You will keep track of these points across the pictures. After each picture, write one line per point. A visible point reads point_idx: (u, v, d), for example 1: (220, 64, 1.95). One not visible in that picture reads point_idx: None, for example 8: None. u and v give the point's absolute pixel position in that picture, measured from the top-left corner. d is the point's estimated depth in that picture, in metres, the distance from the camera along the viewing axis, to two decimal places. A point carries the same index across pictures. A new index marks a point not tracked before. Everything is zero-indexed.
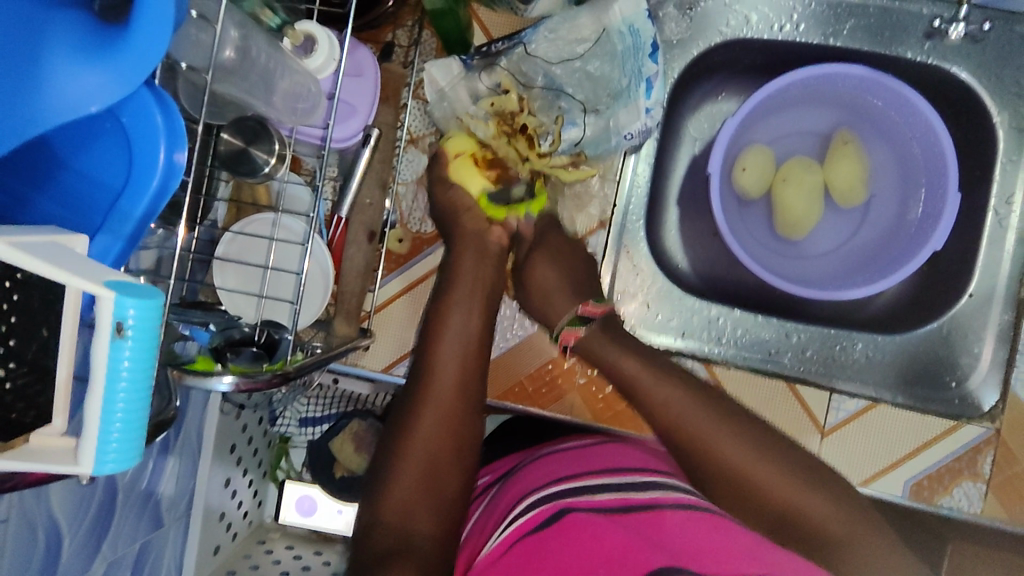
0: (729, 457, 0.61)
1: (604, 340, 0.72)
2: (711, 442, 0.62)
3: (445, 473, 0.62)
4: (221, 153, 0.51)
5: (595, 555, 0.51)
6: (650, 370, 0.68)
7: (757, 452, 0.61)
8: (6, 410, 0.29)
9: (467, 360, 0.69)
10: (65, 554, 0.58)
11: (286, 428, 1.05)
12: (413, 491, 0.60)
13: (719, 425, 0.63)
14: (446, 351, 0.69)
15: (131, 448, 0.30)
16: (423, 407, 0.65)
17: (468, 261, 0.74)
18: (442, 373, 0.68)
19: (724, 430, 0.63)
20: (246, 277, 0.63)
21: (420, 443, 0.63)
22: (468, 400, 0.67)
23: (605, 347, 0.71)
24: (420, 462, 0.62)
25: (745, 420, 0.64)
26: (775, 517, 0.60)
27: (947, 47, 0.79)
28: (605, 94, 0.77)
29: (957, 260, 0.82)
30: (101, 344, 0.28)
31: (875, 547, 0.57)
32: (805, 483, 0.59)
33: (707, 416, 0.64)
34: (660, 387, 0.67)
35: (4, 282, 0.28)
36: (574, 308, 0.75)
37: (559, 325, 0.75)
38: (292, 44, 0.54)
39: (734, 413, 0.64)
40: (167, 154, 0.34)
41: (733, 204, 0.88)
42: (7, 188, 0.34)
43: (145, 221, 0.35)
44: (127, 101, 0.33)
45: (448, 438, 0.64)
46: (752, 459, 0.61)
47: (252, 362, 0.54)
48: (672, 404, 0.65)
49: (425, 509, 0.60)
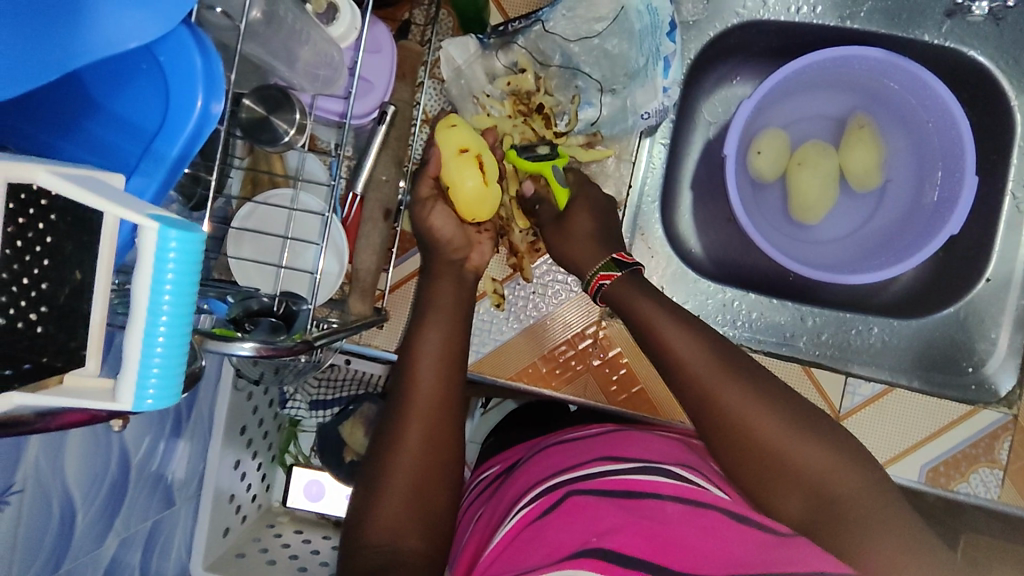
0: (763, 433, 0.58)
1: (642, 300, 0.67)
2: (747, 413, 0.58)
3: (435, 489, 0.61)
4: (243, 120, 0.50)
5: (591, 531, 0.51)
6: (687, 332, 0.64)
7: (791, 429, 0.58)
8: (37, 353, 0.28)
9: (448, 373, 0.65)
10: (78, 529, 0.57)
11: (295, 412, 1.03)
12: (399, 515, 0.58)
13: (755, 399, 0.59)
14: (427, 366, 0.65)
15: (172, 383, 0.30)
16: (408, 424, 0.62)
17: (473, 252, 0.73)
18: (423, 392, 0.63)
19: (759, 405, 0.59)
20: (262, 248, 0.62)
21: (405, 460, 0.60)
22: (449, 397, 0.64)
23: (642, 311, 0.66)
24: (408, 482, 0.59)
25: (781, 395, 0.61)
26: (803, 499, 0.57)
27: (966, 29, 0.78)
28: (622, 73, 0.77)
29: (974, 244, 0.82)
30: (143, 276, 0.28)
31: (903, 531, 0.54)
32: (838, 462, 0.57)
33: (740, 390, 0.60)
34: (703, 360, 0.61)
35: (38, 224, 0.28)
36: (609, 255, 0.73)
37: (594, 270, 0.72)
38: (315, 11, 0.53)
39: (771, 386, 0.61)
40: (204, 102, 0.34)
41: (749, 188, 0.88)
42: (30, 138, 0.34)
43: (179, 164, 0.34)
44: (165, 41, 0.33)
45: (435, 441, 0.62)
46: (786, 436, 0.58)
47: (269, 333, 0.52)
48: (700, 366, 0.61)
49: (412, 527, 0.58)
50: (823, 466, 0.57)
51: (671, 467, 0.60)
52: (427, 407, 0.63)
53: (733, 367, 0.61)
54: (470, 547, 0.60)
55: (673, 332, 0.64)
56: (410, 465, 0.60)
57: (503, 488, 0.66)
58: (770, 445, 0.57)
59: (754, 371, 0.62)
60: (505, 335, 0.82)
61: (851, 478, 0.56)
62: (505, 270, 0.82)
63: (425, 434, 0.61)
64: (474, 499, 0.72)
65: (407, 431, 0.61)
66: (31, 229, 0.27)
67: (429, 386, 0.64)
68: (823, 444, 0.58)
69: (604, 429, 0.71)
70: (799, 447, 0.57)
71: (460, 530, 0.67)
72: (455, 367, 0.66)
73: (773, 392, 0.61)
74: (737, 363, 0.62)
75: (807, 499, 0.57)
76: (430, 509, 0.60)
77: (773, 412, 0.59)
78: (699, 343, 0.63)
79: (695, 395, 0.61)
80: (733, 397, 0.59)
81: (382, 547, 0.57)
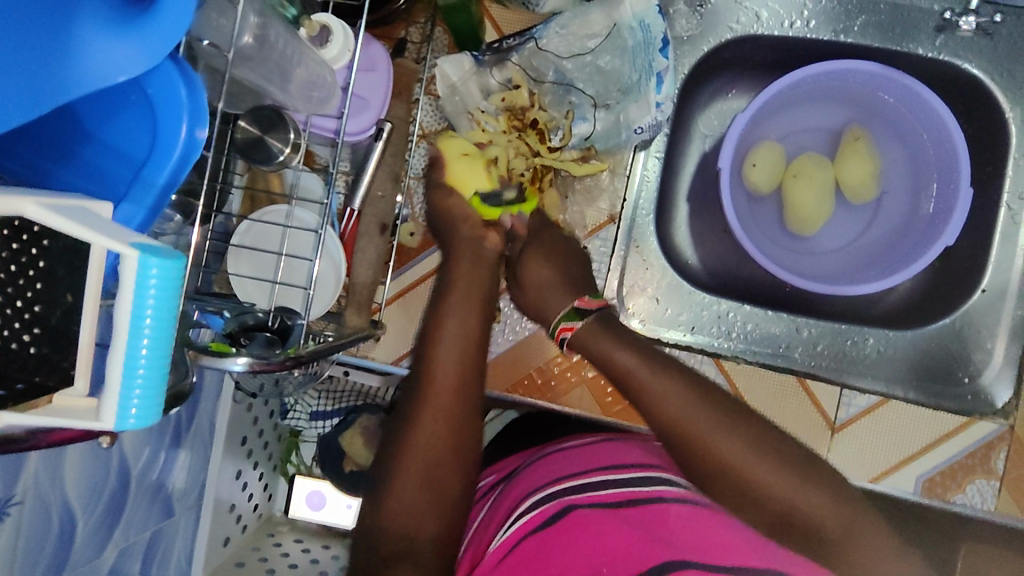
0: (738, 465, 0.57)
1: (614, 347, 0.67)
2: (743, 465, 0.57)
3: (447, 480, 0.61)
4: (239, 141, 0.52)
5: (600, 556, 0.52)
6: (662, 374, 0.64)
7: (790, 476, 0.57)
8: (30, 373, 0.30)
9: (466, 360, 0.66)
10: (78, 539, 0.59)
11: (296, 422, 1.05)
12: (410, 505, 0.59)
13: (726, 432, 0.59)
14: (444, 361, 0.65)
15: (154, 403, 0.31)
16: (420, 420, 0.62)
17: (459, 259, 0.72)
18: (438, 387, 0.64)
19: (733, 437, 0.59)
20: (260, 264, 0.64)
21: (415, 455, 0.60)
22: (467, 393, 0.64)
23: (620, 363, 0.66)
24: (419, 475, 0.60)
25: (756, 426, 0.60)
26: (782, 526, 0.56)
27: (958, 42, 0.79)
28: (616, 88, 0.78)
29: (969, 255, 0.82)
30: (124, 302, 0.29)
31: (898, 567, 0.54)
32: (827, 503, 0.56)
33: (714, 423, 0.60)
34: (695, 412, 0.60)
35: (30, 249, 0.29)
36: (569, 304, 0.72)
37: (557, 320, 0.73)
38: (308, 35, 0.55)
39: (762, 433, 0.60)
40: (189, 130, 0.35)
41: (744, 200, 0.88)
42: (31, 164, 0.35)
43: (166, 191, 0.36)
44: (153, 74, 0.34)
45: (448, 434, 0.62)
46: (762, 465, 0.57)
47: (264, 347, 0.54)
48: (692, 417, 0.60)
49: (430, 516, 0.59)
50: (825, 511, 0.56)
51: (663, 473, 0.62)
52: (441, 400, 0.63)
53: (724, 416, 0.60)
54: (468, 553, 0.62)
55: (658, 385, 0.63)
56: (417, 459, 0.60)
57: (503, 493, 0.67)
58: (770, 497, 0.56)
59: (729, 406, 0.61)
60: (502, 346, 0.83)
61: (829, 504, 0.56)
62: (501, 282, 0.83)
63: (437, 426, 0.62)
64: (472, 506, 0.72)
65: (423, 422, 0.62)
66: (24, 254, 0.29)
67: (443, 379, 0.64)
68: (822, 486, 0.57)
69: (598, 438, 0.71)
70: (799, 493, 0.56)
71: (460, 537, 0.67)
72: (475, 364, 0.67)
73: (768, 439, 0.59)
74: (729, 410, 0.61)
75: (786, 526, 0.56)
76: (446, 509, 0.60)
77: (769, 461, 0.57)
78: (686, 389, 0.63)
79: (685, 448, 0.60)
80: (726, 448, 0.58)
81: (398, 538, 0.58)
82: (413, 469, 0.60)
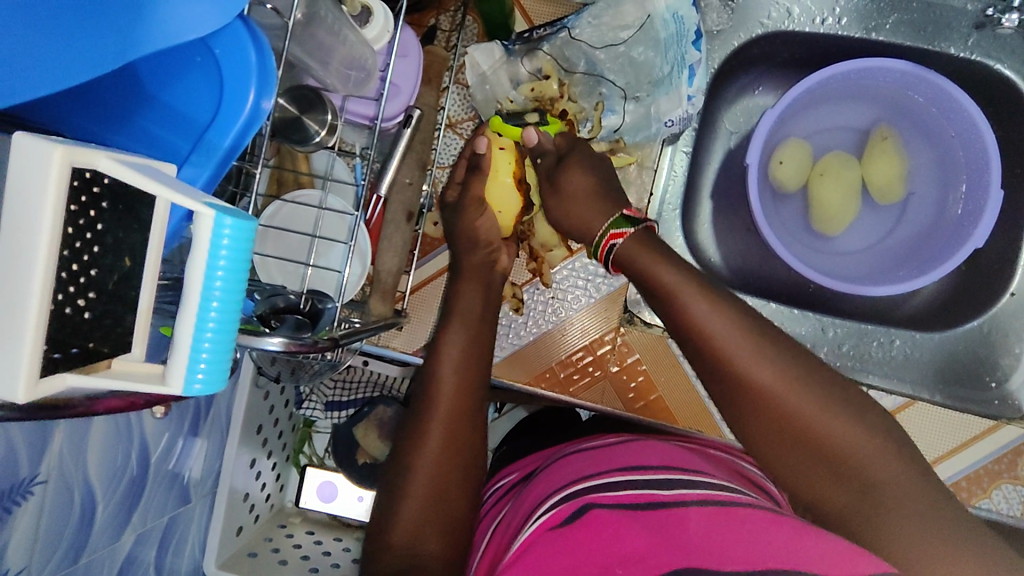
0: (799, 413, 0.54)
1: (661, 268, 0.62)
2: (781, 391, 0.54)
3: (455, 491, 0.60)
4: (276, 119, 0.52)
5: (612, 558, 0.49)
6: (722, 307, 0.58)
7: (834, 415, 0.53)
8: (83, 339, 0.29)
9: (470, 374, 0.66)
10: (97, 523, 0.58)
11: (312, 412, 1.02)
12: (419, 517, 0.58)
13: (798, 379, 0.55)
14: (449, 366, 0.66)
15: (219, 367, 0.32)
16: (428, 426, 0.62)
17: (466, 277, 0.73)
18: (444, 390, 0.64)
19: (790, 375, 0.55)
20: (287, 247, 0.63)
21: (424, 467, 0.60)
22: (469, 396, 0.65)
23: (666, 282, 0.61)
24: (424, 490, 0.59)
25: (829, 379, 0.55)
26: (817, 461, 0.53)
27: (992, 42, 0.78)
28: (647, 81, 0.77)
29: (999, 258, 0.81)
30: (197, 260, 0.30)
31: (941, 523, 0.49)
32: (868, 442, 0.52)
33: (779, 368, 0.55)
34: (730, 330, 0.57)
35: (89, 211, 0.28)
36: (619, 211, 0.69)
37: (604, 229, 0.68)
38: (349, 13, 0.54)
39: (817, 369, 0.56)
40: (256, 98, 0.35)
41: (769, 197, 0.88)
42: (77, 128, 0.36)
43: (230, 154, 0.36)
44: (221, 34, 0.34)
45: (457, 439, 0.62)
46: (805, 396, 0.54)
47: (294, 329, 0.53)
48: (738, 337, 0.56)
49: (432, 527, 0.58)
50: (865, 449, 0.52)
51: (681, 475, 0.59)
52: (448, 402, 0.64)
53: (771, 339, 0.57)
54: (491, 546, 0.61)
55: (703, 303, 0.59)
56: (433, 463, 0.60)
57: (522, 495, 0.65)
58: (806, 426, 0.53)
59: (807, 359, 0.57)
60: (525, 338, 0.82)
61: (876, 451, 0.52)
62: (524, 274, 0.82)
63: (447, 429, 0.62)
64: (492, 505, 0.71)
65: (431, 427, 0.62)
66: (83, 216, 0.28)
67: (452, 380, 0.65)
68: (868, 430, 0.53)
69: (621, 439, 0.70)
70: (840, 427, 0.53)
71: (478, 536, 0.66)
72: (478, 372, 0.67)
73: (821, 375, 0.56)
74: (777, 338, 0.57)
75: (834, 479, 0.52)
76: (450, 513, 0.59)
77: (810, 388, 0.54)
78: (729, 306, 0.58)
79: (716, 361, 0.57)
80: (766, 373, 0.55)
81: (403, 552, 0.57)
82: (422, 475, 0.60)
